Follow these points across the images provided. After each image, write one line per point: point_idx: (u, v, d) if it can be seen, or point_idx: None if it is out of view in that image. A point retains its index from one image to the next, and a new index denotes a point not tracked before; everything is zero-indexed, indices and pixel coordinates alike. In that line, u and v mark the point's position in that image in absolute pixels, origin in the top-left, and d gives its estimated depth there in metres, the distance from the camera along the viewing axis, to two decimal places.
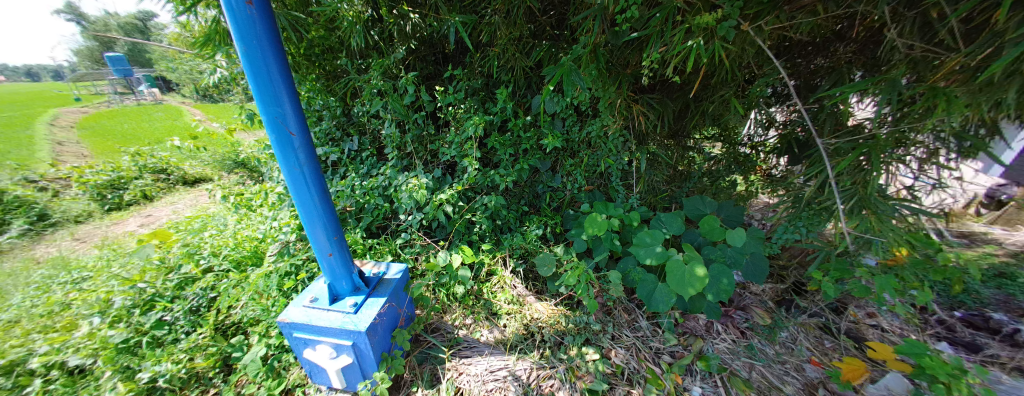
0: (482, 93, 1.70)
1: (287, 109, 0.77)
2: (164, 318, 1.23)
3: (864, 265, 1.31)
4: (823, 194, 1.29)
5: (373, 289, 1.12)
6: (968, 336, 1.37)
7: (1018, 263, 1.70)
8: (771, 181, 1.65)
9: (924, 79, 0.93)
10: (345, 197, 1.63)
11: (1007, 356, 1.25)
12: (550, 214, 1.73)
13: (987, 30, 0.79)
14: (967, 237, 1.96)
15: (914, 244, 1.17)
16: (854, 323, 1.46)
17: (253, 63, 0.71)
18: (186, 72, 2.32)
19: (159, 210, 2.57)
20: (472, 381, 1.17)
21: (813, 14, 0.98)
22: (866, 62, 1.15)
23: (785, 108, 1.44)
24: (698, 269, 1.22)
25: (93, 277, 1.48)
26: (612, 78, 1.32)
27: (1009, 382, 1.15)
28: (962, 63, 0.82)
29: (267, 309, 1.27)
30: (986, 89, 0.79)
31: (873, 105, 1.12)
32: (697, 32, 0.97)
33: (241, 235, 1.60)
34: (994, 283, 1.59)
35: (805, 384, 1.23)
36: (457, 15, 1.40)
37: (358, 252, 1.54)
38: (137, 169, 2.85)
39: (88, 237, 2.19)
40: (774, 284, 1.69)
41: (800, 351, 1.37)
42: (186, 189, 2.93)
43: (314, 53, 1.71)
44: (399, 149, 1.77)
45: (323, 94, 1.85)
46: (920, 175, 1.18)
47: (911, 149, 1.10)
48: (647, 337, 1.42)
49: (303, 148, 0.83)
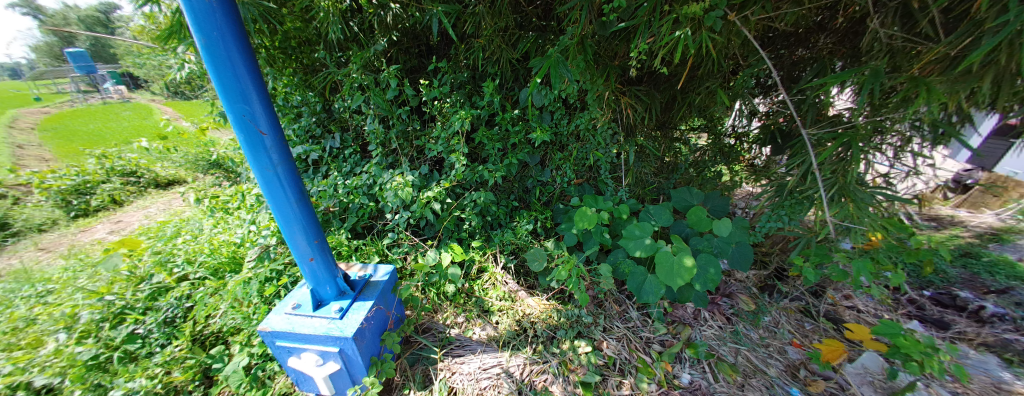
0: (468, 86, 1.65)
1: (255, 106, 0.72)
2: (136, 332, 1.18)
3: (842, 250, 1.35)
4: (805, 183, 1.31)
5: (360, 293, 1.09)
6: (937, 313, 1.46)
7: (980, 243, 1.91)
8: (755, 170, 1.70)
9: (901, 69, 0.95)
10: (328, 198, 1.56)
11: (973, 332, 1.33)
12: (540, 209, 1.71)
13: (965, 20, 0.80)
14: (937, 221, 2.18)
15: (889, 229, 1.22)
16: (833, 305, 1.53)
17: (214, 57, 0.66)
18: (154, 67, 2.20)
19: (129, 215, 2.44)
20: (466, 380, 1.16)
21: (797, 5, 0.99)
22: (846, 52, 1.17)
23: (769, 99, 1.45)
24: (686, 259, 1.24)
25: (59, 289, 1.39)
26: (600, 70, 1.31)
27: (976, 357, 1.23)
28: (941, 53, 0.83)
29: (248, 317, 1.23)
30: (963, 79, 0.81)
31: (853, 96, 1.13)
32: (685, 22, 0.95)
33: (217, 240, 1.54)
34: (961, 263, 1.73)
35: (787, 366, 1.28)
36: (440, 5, 1.33)
37: (343, 254, 1.50)
38: (104, 172, 2.70)
39: (54, 247, 2.06)
40: (757, 271, 1.73)
41: (782, 334, 1.41)
42: (158, 193, 2.79)
43: (289, 46, 1.64)
44: (383, 145, 1.72)
45: (301, 89, 1.77)
46: (896, 163, 1.23)
47: (888, 137, 1.14)
48: (638, 327, 1.44)
49: (276, 148, 0.78)
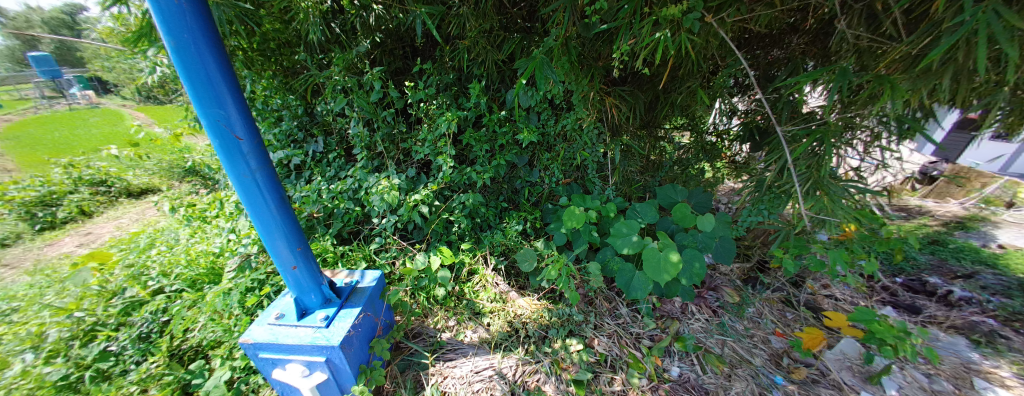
0: (455, 88, 1.64)
1: (230, 111, 0.70)
2: (108, 349, 1.12)
3: (819, 241, 1.40)
4: (782, 178, 1.35)
5: (346, 300, 1.07)
6: (909, 299, 1.53)
7: (947, 231, 2.03)
8: (736, 167, 1.80)
9: (868, 68, 1.00)
10: (311, 203, 1.53)
11: (943, 316, 1.41)
12: (529, 209, 1.72)
13: (925, 21, 0.84)
14: (906, 211, 2.32)
15: (862, 220, 1.27)
16: (812, 295, 1.59)
17: (184, 60, 0.63)
18: (125, 71, 2.11)
19: (99, 226, 2.32)
20: (458, 384, 1.15)
21: (770, 7, 1.02)
22: (817, 52, 1.22)
23: (747, 98, 1.50)
24: (672, 255, 1.26)
25: (23, 307, 1.31)
26: (585, 71, 1.32)
27: (945, 339, 1.31)
28: (904, 52, 0.88)
29: (229, 330, 1.19)
30: (924, 76, 0.86)
31: (824, 94, 1.18)
32: (665, 24, 0.98)
33: (194, 250, 1.48)
34: (929, 250, 1.84)
35: (771, 355, 1.32)
36: (423, 6, 1.31)
37: (329, 261, 1.47)
38: (71, 182, 2.57)
39: (17, 263, 1.94)
40: (741, 263, 1.79)
41: (766, 324, 1.46)
42: (130, 203, 2.67)
43: (267, 48, 1.61)
44: (368, 148, 1.69)
45: (282, 92, 1.72)
46: (866, 157, 1.29)
47: (858, 133, 1.20)
48: (628, 323, 1.46)
49: (253, 153, 0.76)
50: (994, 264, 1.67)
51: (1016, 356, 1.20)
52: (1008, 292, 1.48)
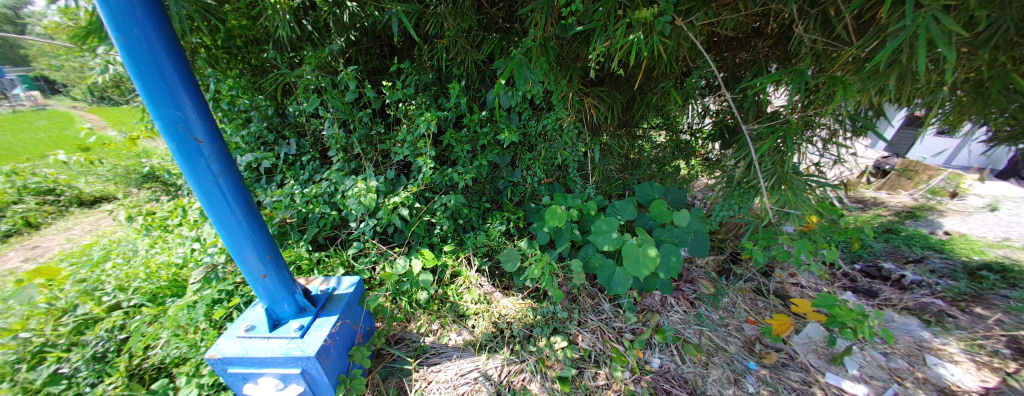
0: (435, 88, 1.61)
1: (188, 112, 0.66)
2: (60, 372, 1.04)
3: (784, 233, 1.48)
4: (750, 174, 1.41)
5: (322, 308, 1.03)
6: (867, 284, 1.65)
7: (899, 220, 2.20)
8: (709, 164, 1.80)
9: (825, 70, 1.07)
10: (284, 208, 1.46)
11: (897, 298, 1.53)
12: (512, 209, 1.72)
13: (873, 26, 0.91)
14: (863, 202, 2.49)
15: (823, 212, 1.35)
16: (781, 283, 1.69)
17: (135, 58, 0.59)
18: (74, 69, 1.96)
19: (47, 239, 2.14)
20: (442, 388, 1.14)
21: (735, 12, 1.07)
22: (780, 56, 1.29)
23: (717, 98, 1.57)
24: (650, 250, 1.30)
25: None
26: (563, 72, 1.34)
27: (899, 320, 1.42)
28: (855, 54, 0.94)
29: (194, 345, 1.13)
30: (873, 77, 0.92)
31: (786, 94, 1.26)
32: (638, 27, 1.00)
33: (154, 262, 1.40)
34: (884, 238, 1.98)
35: (745, 342, 1.38)
36: (399, 4, 1.28)
37: (304, 269, 1.42)
38: (14, 192, 2.35)
39: None
40: (715, 255, 1.85)
41: (739, 313, 1.53)
42: (82, 212, 2.47)
43: (234, 45, 1.54)
44: (345, 150, 1.64)
45: (250, 92, 1.63)
46: (825, 153, 1.37)
47: (817, 131, 1.27)
48: (610, 318, 1.49)
49: (215, 156, 0.72)
50: (940, 249, 1.82)
51: (961, 333, 1.32)
52: (953, 275, 1.62)
